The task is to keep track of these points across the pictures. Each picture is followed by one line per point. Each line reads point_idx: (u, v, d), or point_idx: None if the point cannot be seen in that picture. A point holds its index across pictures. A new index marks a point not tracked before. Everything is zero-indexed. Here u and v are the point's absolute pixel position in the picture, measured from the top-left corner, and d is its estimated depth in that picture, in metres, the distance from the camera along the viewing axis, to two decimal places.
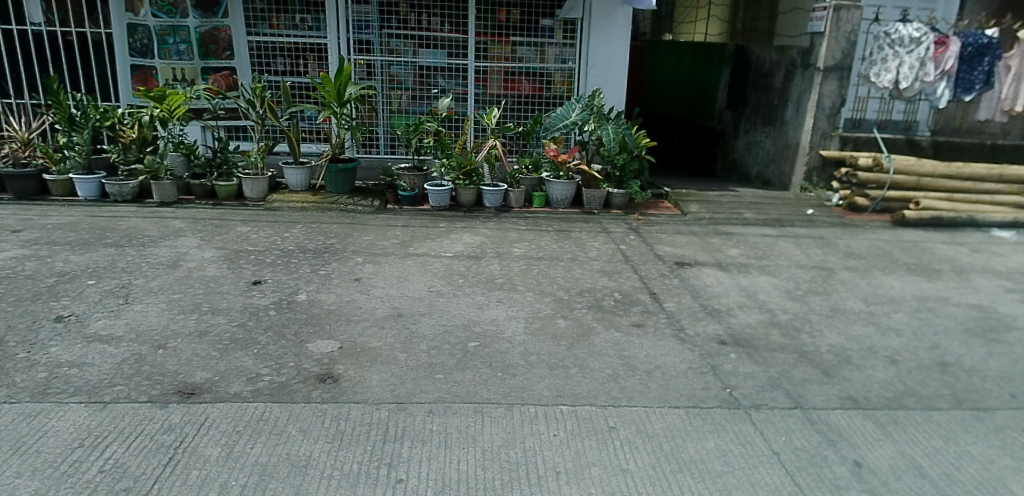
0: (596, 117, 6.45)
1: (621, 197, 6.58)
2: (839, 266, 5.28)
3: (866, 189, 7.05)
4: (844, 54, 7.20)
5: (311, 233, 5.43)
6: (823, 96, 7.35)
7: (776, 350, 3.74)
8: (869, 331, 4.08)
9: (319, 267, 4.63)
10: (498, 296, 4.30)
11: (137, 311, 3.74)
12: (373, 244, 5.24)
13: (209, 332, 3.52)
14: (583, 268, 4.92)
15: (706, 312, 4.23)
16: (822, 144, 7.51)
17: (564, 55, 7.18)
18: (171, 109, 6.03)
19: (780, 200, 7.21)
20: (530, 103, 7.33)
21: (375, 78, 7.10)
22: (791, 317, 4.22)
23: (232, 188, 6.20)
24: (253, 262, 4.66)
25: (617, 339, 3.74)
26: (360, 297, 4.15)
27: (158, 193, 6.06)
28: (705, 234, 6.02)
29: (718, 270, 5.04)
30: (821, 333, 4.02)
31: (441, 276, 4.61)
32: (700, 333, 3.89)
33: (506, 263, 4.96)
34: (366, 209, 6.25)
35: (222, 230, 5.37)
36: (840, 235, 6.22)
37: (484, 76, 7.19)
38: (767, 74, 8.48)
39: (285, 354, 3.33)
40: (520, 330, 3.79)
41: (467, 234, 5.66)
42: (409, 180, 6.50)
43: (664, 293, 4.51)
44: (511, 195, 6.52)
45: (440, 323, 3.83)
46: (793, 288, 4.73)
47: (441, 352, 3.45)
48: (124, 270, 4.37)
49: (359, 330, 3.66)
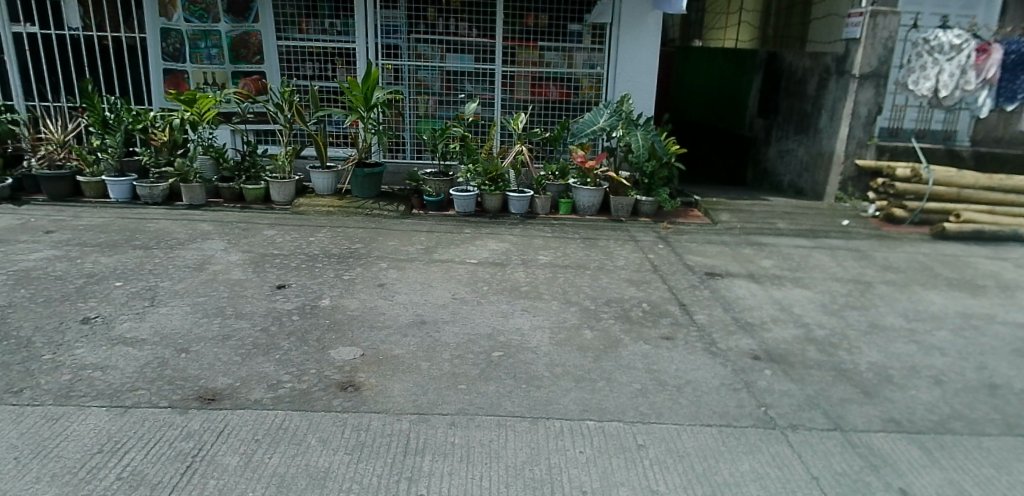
0: (624, 123, 6.35)
1: (650, 205, 6.45)
2: (877, 280, 5.09)
3: (904, 200, 6.81)
4: (881, 61, 6.98)
5: (336, 237, 5.40)
6: (859, 104, 7.14)
7: (812, 367, 3.59)
8: (911, 349, 3.90)
9: (343, 272, 4.59)
10: (523, 305, 4.21)
11: (161, 314, 3.73)
12: (397, 249, 5.19)
13: (231, 337, 3.48)
14: (611, 277, 4.81)
15: (739, 326, 4.09)
16: (857, 153, 7.29)
17: (592, 60, 7.08)
18: (202, 112, 6.05)
19: (814, 210, 7.02)
20: (557, 109, 7.25)
21: (402, 82, 7.08)
22: (827, 333, 4.05)
23: (260, 191, 6.22)
24: (278, 266, 4.63)
25: (646, 352, 3.63)
26: (383, 303, 4.10)
27: (187, 196, 6.09)
28: (736, 244, 5.86)
29: (750, 281, 4.89)
30: (860, 350, 3.86)
31: (466, 284, 4.53)
32: (733, 348, 3.75)
33: (532, 271, 4.87)
34: (392, 214, 6.20)
35: (248, 233, 5.37)
36: (877, 247, 6.01)
37: (511, 81, 7.13)
38: (800, 82, 8.28)
39: (307, 360, 3.28)
40: (545, 340, 3.69)
41: (492, 241, 5.59)
42: (435, 185, 6.42)
43: (694, 304, 4.38)
44: (537, 202, 6.40)
45: (464, 331, 3.75)
46: (829, 302, 4.56)
47: (465, 362, 3.37)
48: (151, 272, 4.37)
49: (382, 338, 3.60)
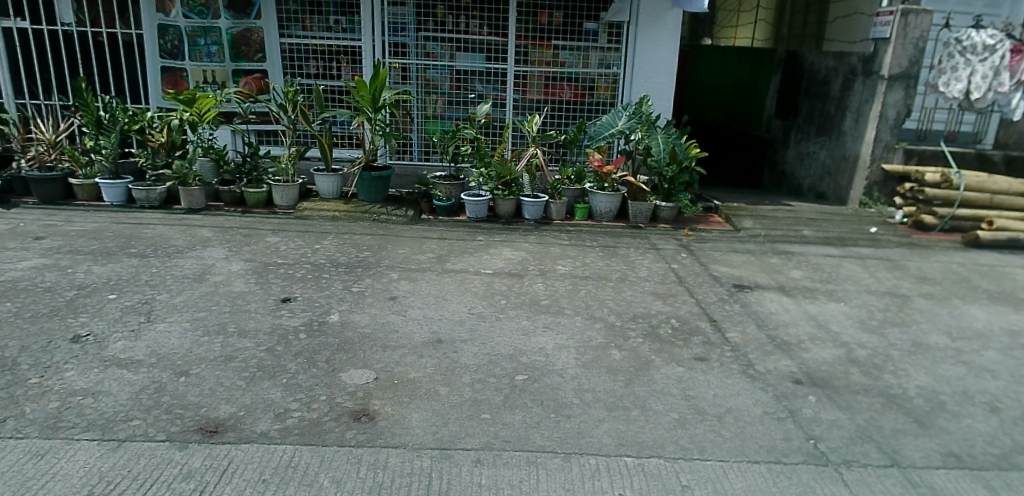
0: (645, 125, 6.09)
1: (669, 210, 6.20)
2: (913, 293, 4.83)
3: (933, 206, 6.55)
4: (911, 62, 6.73)
5: (343, 245, 5.15)
6: (887, 106, 6.88)
7: (860, 393, 3.32)
8: (961, 372, 3.64)
9: (352, 284, 4.34)
10: (545, 321, 3.96)
11: (159, 331, 3.48)
12: (408, 258, 4.94)
13: (235, 358, 3.23)
14: (635, 289, 4.56)
15: (775, 345, 3.83)
16: (884, 157, 7.03)
17: (607, 60, 6.83)
18: (201, 112, 5.81)
19: (839, 216, 6.75)
20: (571, 110, 6.99)
21: (410, 82, 6.83)
22: (870, 354, 3.79)
23: (261, 195, 5.98)
24: (282, 277, 4.38)
25: (679, 375, 3.37)
26: (396, 319, 3.84)
27: (186, 200, 5.84)
28: (762, 253, 5.61)
29: (782, 294, 4.64)
30: (907, 373, 3.59)
31: (482, 297, 4.29)
32: (772, 370, 3.49)
33: (551, 282, 4.62)
34: (400, 219, 5.94)
35: (251, 240, 5.12)
36: (909, 257, 5.75)
37: (523, 82, 6.87)
38: (822, 82, 8.03)
39: (316, 385, 3.03)
40: (571, 362, 3.44)
41: (507, 249, 5.34)
42: (446, 189, 6.15)
43: (725, 320, 4.12)
44: (552, 207, 6.16)
45: (484, 351, 3.50)
46: (867, 318, 4.30)
47: (487, 388, 3.12)
48: (148, 284, 4.12)
49: (396, 359, 3.35)
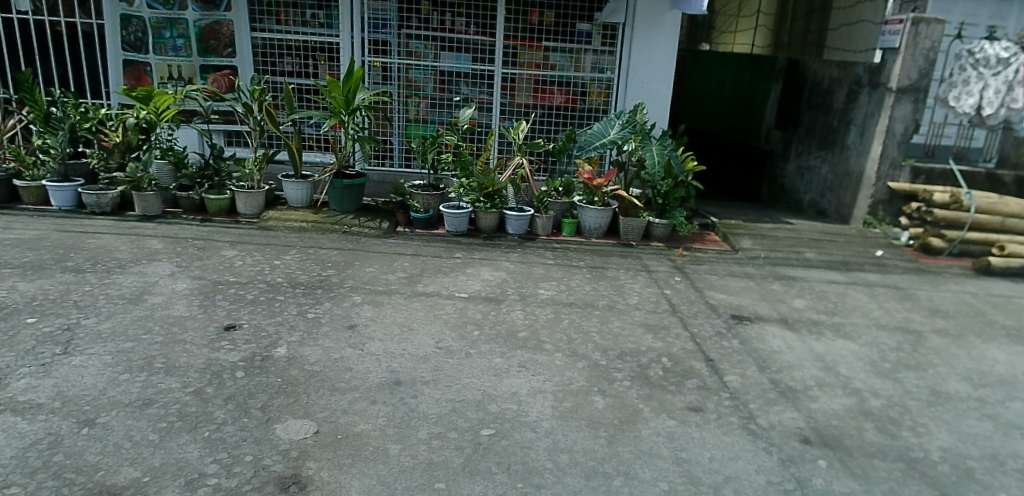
0: (638, 136, 5.67)
1: (663, 228, 5.77)
2: (927, 329, 4.40)
3: (942, 229, 6.14)
4: (921, 74, 6.32)
5: (306, 261, 4.69)
6: (895, 120, 6.48)
7: (875, 456, 2.89)
8: (987, 429, 3.20)
9: (307, 309, 3.88)
10: (520, 358, 3.51)
11: (73, 366, 3.01)
12: (376, 278, 4.49)
13: (154, 403, 2.79)
14: (623, 320, 4.12)
15: (779, 392, 3.40)
16: (890, 174, 6.63)
17: (601, 64, 6.39)
18: (160, 110, 5.36)
19: (843, 237, 6.34)
20: (562, 116, 6.54)
21: (390, 82, 6.37)
22: (884, 405, 3.36)
23: (224, 202, 5.50)
24: (230, 300, 3.92)
25: (670, 431, 2.95)
26: (351, 355, 3.39)
27: (141, 205, 5.35)
28: (762, 277, 5.19)
29: (784, 329, 4.22)
30: (927, 430, 3.15)
31: (453, 326, 3.85)
32: (775, 426, 3.07)
33: (531, 310, 4.17)
34: (373, 232, 5.48)
35: (204, 253, 4.66)
36: (918, 284, 5.34)
37: (512, 85, 6.42)
38: (826, 93, 7.64)
39: (243, 441, 2.58)
40: (547, 412, 3.01)
41: (486, 268, 4.89)
42: (423, 200, 5.70)
43: (722, 361, 3.70)
44: (537, 221, 5.71)
45: (447, 396, 3.06)
46: (879, 360, 3.87)
47: (446, 446, 2.67)
48: (75, 305, 3.66)
49: (344, 406, 2.91)
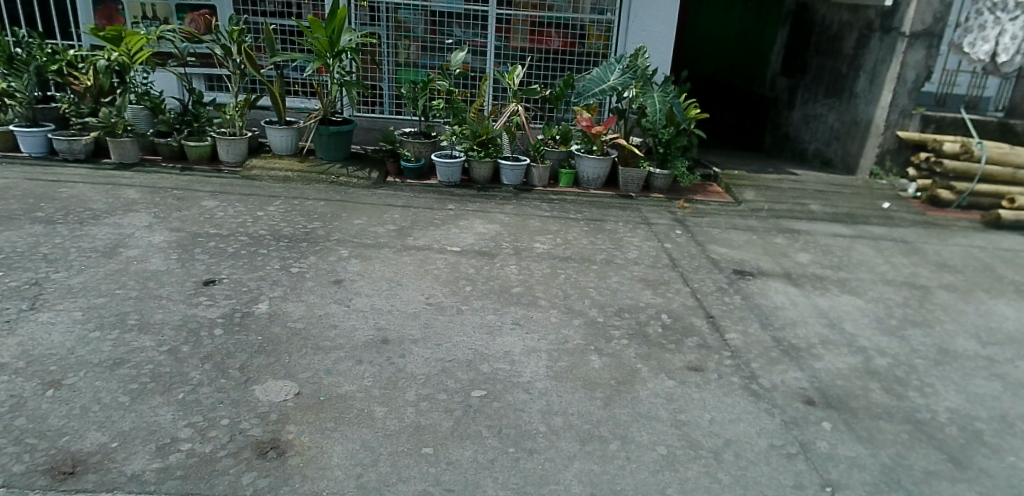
0: (640, 81, 5.38)
1: (664, 179, 5.57)
2: (934, 285, 4.26)
3: (951, 180, 5.93)
4: (936, 18, 6.05)
5: (291, 212, 4.49)
6: (907, 67, 6.21)
7: (881, 418, 2.78)
8: (996, 389, 3.08)
9: (291, 263, 3.71)
10: (514, 315, 3.37)
11: (39, 323, 2.85)
12: (364, 230, 4.30)
13: (126, 363, 2.64)
14: (621, 276, 3.96)
15: (783, 351, 3.28)
16: (899, 123, 6.39)
17: (601, 4, 6.03)
18: (132, 52, 5.06)
19: (848, 188, 6.15)
20: (559, 60, 6.20)
21: (379, 24, 6.06)
22: (891, 364, 3.24)
23: (204, 149, 5.25)
24: (210, 253, 3.74)
25: (669, 392, 2.82)
26: (337, 311, 3.24)
27: (116, 152, 5.10)
28: (765, 230, 5.02)
29: (788, 285, 4.07)
30: (934, 390, 3.04)
31: (444, 281, 3.68)
32: (778, 386, 2.95)
33: (526, 264, 4.01)
34: (363, 182, 5.26)
35: (183, 204, 4.45)
36: (925, 238, 5.18)
37: (507, 27, 6.09)
38: (835, 38, 7.32)
39: (219, 404, 2.44)
40: (541, 372, 2.88)
41: (479, 220, 4.70)
42: (414, 148, 5.52)
43: (724, 318, 3.56)
44: (533, 171, 5.49)
45: (436, 356, 2.92)
46: (886, 317, 3.74)
47: (434, 409, 2.54)
48: (45, 258, 3.47)
49: (328, 366, 2.77)
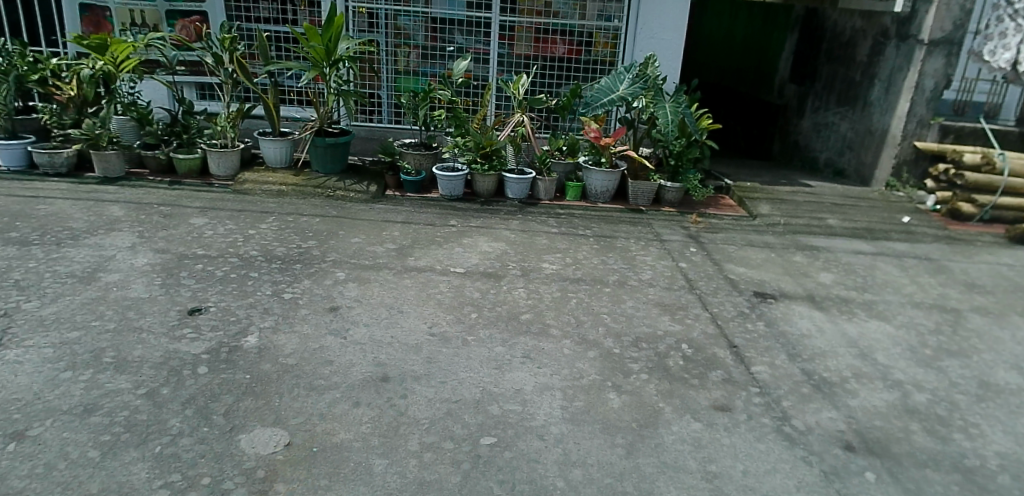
0: (650, 91, 5.16)
1: (675, 192, 5.33)
2: (966, 308, 4.02)
3: (973, 193, 5.69)
4: (956, 25, 5.82)
5: (285, 230, 4.25)
6: (925, 76, 5.98)
7: (928, 466, 2.53)
8: None
9: (284, 288, 3.46)
10: (524, 347, 3.12)
11: (5, 362, 2.60)
12: (362, 250, 4.05)
13: (99, 409, 2.39)
14: (636, 300, 3.72)
15: (814, 386, 3.03)
16: (917, 133, 6.15)
17: (608, 11, 5.81)
18: (118, 61, 4.81)
19: (866, 201, 5.92)
20: (565, 68, 5.97)
21: (378, 30, 5.82)
22: (930, 400, 2.99)
23: (194, 162, 5.01)
24: (196, 277, 3.49)
25: (696, 437, 2.58)
26: (333, 344, 2.99)
27: (100, 166, 4.86)
28: (783, 247, 4.78)
29: (813, 309, 3.83)
30: (980, 431, 2.79)
31: (448, 308, 3.44)
32: (813, 429, 2.70)
33: (534, 287, 3.76)
34: (361, 196, 5.02)
35: (169, 222, 4.20)
36: (950, 255, 4.94)
37: (510, 34, 5.85)
38: (848, 44, 7.10)
39: (200, 458, 2.19)
40: (556, 414, 2.63)
41: (484, 238, 4.45)
42: (414, 160, 5.27)
43: (748, 348, 3.32)
44: (539, 184, 5.26)
45: (441, 395, 2.67)
46: (919, 345, 3.50)
47: (439, 461, 2.29)
48: (18, 285, 3.23)
49: (322, 410, 2.52)
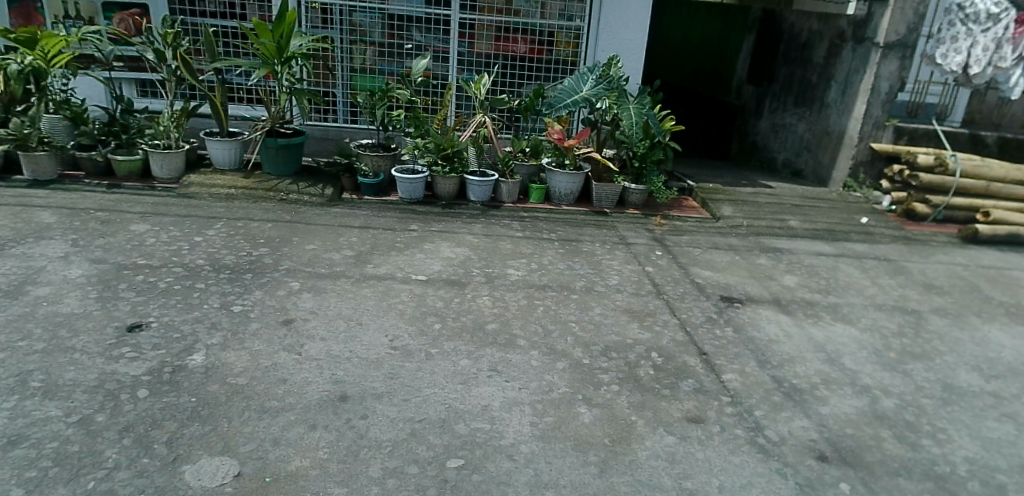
0: (614, 93, 5.09)
1: (639, 194, 5.27)
2: (926, 309, 4.06)
3: (927, 194, 5.81)
4: (909, 28, 5.91)
5: (235, 236, 4.02)
6: (880, 78, 6.07)
7: (900, 475, 2.50)
8: (1010, 432, 2.85)
9: (233, 300, 3.25)
10: (491, 359, 2.99)
11: None
12: (317, 257, 3.86)
13: (24, 441, 2.17)
14: (604, 306, 3.63)
15: (785, 394, 2.99)
16: (873, 134, 6.25)
17: (570, 10, 5.71)
18: (49, 55, 4.53)
19: (825, 202, 5.99)
20: (526, 68, 5.86)
21: (333, 27, 5.60)
22: (898, 406, 2.98)
23: (134, 164, 4.72)
24: (137, 290, 3.25)
25: (670, 452, 2.49)
26: (287, 361, 2.80)
27: (29, 169, 4.53)
28: (747, 250, 4.77)
29: (779, 313, 3.81)
30: (948, 436, 2.78)
31: (410, 319, 3.28)
32: (786, 440, 2.65)
33: (499, 295, 3.64)
34: (315, 199, 4.80)
35: (107, 229, 3.92)
36: (907, 255, 5.02)
37: (471, 32, 5.71)
38: (804, 47, 7.19)
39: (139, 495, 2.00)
40: (525, 431, 2.51)
41: (446, 243, 4.30)
42: (372, 162, 5.04)
43: (718, 355, 3.26)
44: (501, 187, 5.13)
45: (403, 415, 2.52)
46: (884, 349, 3.50)
47: (403, 488, 2.14)
48: None
49: (274, 435, 2.34)
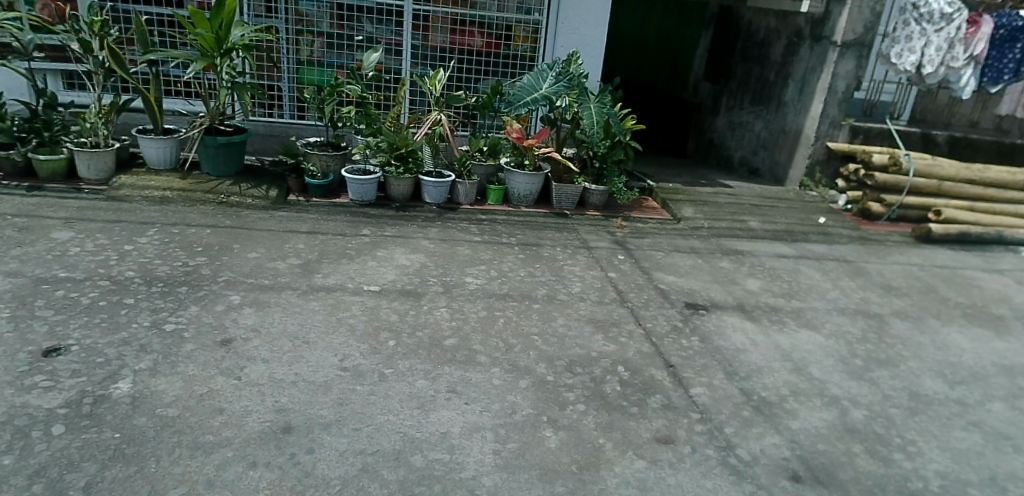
0: (574, 91, 4.94)
1: (600, 195, 5.15)
2: (887, 313, 4.06)
3: (882, 193, 5.87)
4: (867, 28, 5.93)
5: (169, 244, 3.71)
6: (838, 77, 6.08)
7: (874, 493, 2.43)
8: (976, 442, 2.82)
9: (166, 317, 2.97)
10: (449, 379, 2.80)
11: None
12: (261, 267, 3.59)
13: None
14: (567, 316, 3.48)
15: (756, 408, 2.90)
16: (829, 134, 6.27)
17: (528, 3, 5.52)
18: None
19: (783, 201, 5.99)
20: (483, 63, 5.65)
21: (277, 16, 5.28)
22: (867, 417, 2.93)
23: (58, 164, 4.32)
24: (56, 308, 2.93)
25: (641, 477, 2.36)
26: (225, 387, 2.55)
27: None
28: (710, 252, 4.70)
29: (745, 320, 3.73)
30: (918, 449, 2.73)
31: (361, 335, 3.06)
32: (759, 459, 2.55)
33: (458, 306, 3.44)
34: (259, 202, 4.50)
35: (24, 238, 3.56)
36: (865, 256, 5.04)
37: (424, 24, 5.46)
38: (762, 44, 7.20)
39: None
40: (488, 461, 2.34)
41: (400, 249, 4.08)
42: (320, 162, 4.76)
43: (686, 367, 3.15)
44: (458, 188, 4.93)
45: (355, 446, 2.32)
46: (849, 357, 3.46)
47: None
48: None
49: (210, 475, 2.10)
